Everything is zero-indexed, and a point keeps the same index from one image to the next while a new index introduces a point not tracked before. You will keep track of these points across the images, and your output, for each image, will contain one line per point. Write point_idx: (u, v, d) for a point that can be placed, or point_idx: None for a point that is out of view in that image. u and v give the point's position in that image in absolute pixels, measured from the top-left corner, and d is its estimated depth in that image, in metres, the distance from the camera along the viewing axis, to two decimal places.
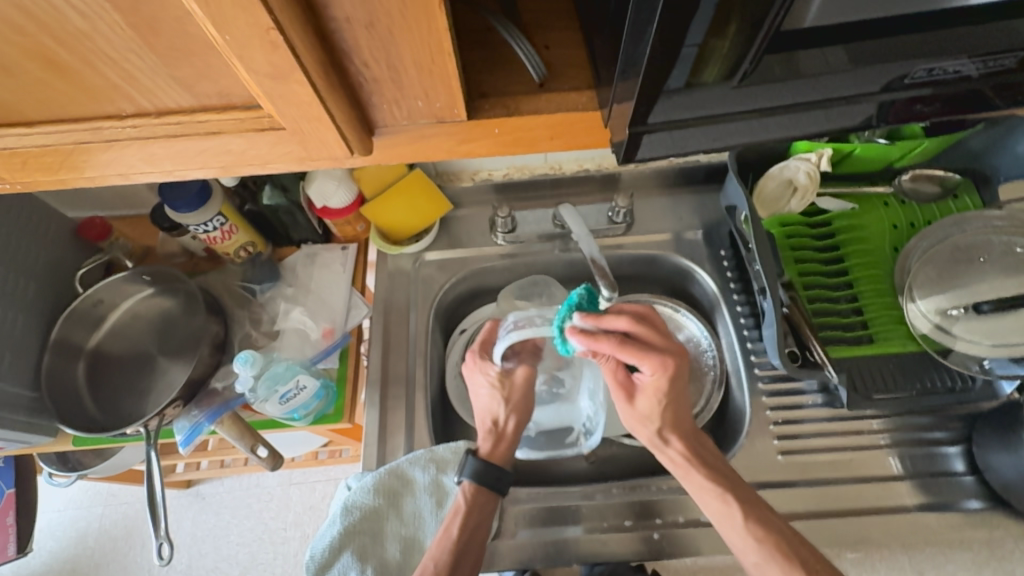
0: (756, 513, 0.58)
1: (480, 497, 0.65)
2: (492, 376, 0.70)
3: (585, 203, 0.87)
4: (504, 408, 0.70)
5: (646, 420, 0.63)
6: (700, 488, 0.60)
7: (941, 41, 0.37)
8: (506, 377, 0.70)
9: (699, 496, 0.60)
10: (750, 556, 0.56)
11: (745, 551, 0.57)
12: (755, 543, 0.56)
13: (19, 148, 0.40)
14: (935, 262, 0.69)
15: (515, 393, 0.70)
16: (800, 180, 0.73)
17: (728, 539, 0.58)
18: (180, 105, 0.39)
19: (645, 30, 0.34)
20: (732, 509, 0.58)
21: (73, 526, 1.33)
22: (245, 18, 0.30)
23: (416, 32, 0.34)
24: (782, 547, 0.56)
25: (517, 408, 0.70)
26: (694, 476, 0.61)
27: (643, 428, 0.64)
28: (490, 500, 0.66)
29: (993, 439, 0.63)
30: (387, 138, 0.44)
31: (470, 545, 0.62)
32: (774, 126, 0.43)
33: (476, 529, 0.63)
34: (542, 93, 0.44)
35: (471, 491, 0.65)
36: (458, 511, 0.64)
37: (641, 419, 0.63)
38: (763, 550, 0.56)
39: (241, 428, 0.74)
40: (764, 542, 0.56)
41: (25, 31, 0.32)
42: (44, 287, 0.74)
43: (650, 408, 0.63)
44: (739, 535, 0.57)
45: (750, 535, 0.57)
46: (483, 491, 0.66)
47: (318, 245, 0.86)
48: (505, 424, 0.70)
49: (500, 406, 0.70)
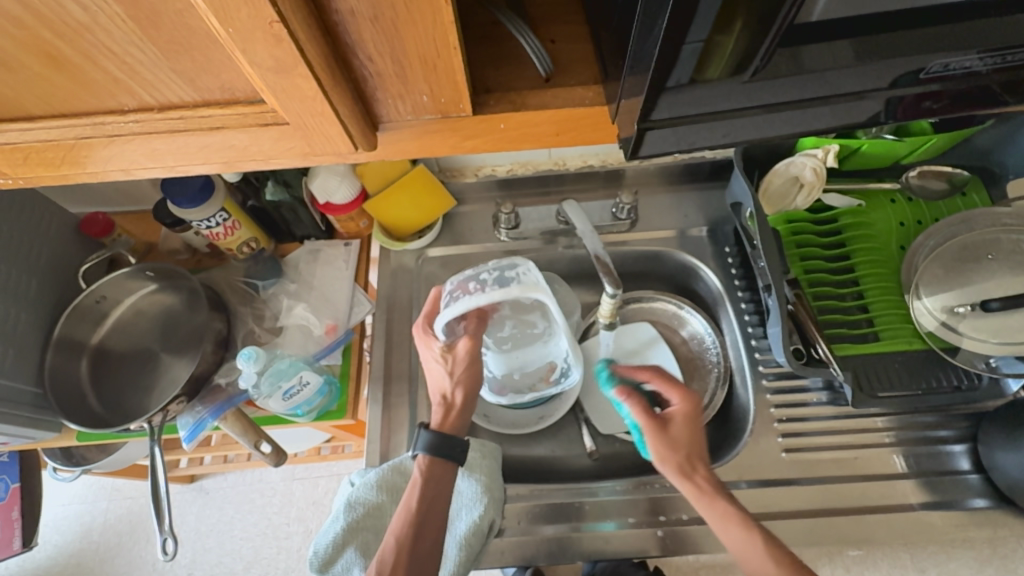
0: (773, 537, 0.56)
1: (436, 469, 0.64)
2: (436, 351, 0.68)
3: (589, 199, 0.87)
4: (449, 379, 0.67)
5: (675, 448, 0.61)
6: (723, 516, 0.57)
7: (953, 35, 0.36)
8: (450, 349, 0.68)
9: (722, 525, 0.57)
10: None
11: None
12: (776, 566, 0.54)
13: (21, 143, 0.40)
14: (942, 259, 0.68)
15: (457, 362, 0.68)
16: (807, 176, 0.72)
17: (749, 566, 0.55)
18: (183, 100, 0.38)
19: (654, 24, 0.34)
20: (756, 540, 0.55)
21: (78, 520, 1.34)
22: (248, 11, 0.30)
23: (421, 26, 0.33)
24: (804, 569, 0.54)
25: (461, 377, 0.67)
26: (720, 505, 0.58)
27: (674, 455, 0.60)
28: (447, 469, 0.64)
29: (999, 438, 0.63)
30: (391, 133, 0.44)
31: (430, 517, 0.61)
32: (781, 122, 0.43)
33: (436, 500, 0.62)
34: (548, 88, 0.44)
35: (425, 464, 0.63)
36: (415, 488, 0.62)
37: (672, 444, 0.61)
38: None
39: (245, 424, 0.73)
40: (784, 565, 0.54)
41: (25, 24, 0.31)
42: (47, 282, 0.74)
43: (681, 433, 0.62)
44: (762, 561, 0.54)
45: (773, 563, 0.54)
46: (438, 462, 0.64)
47: (321, 241, 0.85)
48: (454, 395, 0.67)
49: (444, 379, 0.68)
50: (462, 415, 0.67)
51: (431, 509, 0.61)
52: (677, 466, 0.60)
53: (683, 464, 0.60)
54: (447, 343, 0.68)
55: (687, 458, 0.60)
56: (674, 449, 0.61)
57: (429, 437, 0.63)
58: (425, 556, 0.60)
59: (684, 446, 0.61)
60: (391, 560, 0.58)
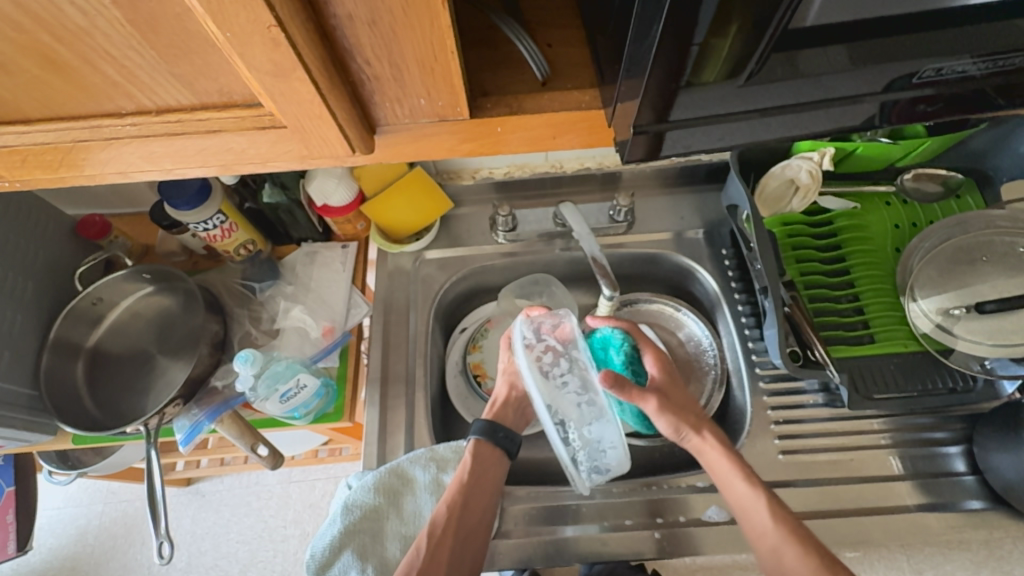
0: (778, 502, 0.58)
1: (486, 451, 0.67)
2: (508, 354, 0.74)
3: (585, 202, 0.87)
4: (503, 377, 0.73)
5: (675, 414, 0.65)
6: (729, 469, 0.61)
7: (945, 41, 0.37)
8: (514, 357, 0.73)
9: (726, 478, 0.61)
10: (770, 543, 0.56)
11: (763, 532, 0.57)
12: (774, 524, 0.57)
13: (17, 145, 0.40)
14: (937, 261, 0.68)
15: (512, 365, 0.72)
16: (802, 179, 0.72)
17: (748, 523, 0.59)
18: (180, 103, 0.38)
19: (651, 29, 0.34)
20: (757, 494, 0.59)
21: (73, 524, 1.33)
22: (246, 15, 0.30)
23: (419, 31, 0.34)
24: (798, 530, 0.56)
25: (514, 377, 0.72)
26: (721, 460, 0.62)
27: (676, 420, 0.65)
28: (498, 455, 0.67)
29: (994, 439, 0.63)
30: (389, 136, 0.44)
31: (479, 492, 0.63)
32: (777, 126, 0.43)
33: (483, 480, 0.65)
34: (544, 92, 0.44)
35: (476, 446, 0.67)
36: (465, 466, 0.65)
37: (681, 406, 0.66)
38: (782, 535, 0.56)
39: (241, 428, 0.73)
40: (780, 527, 0.56)
41: (22, 28, 0.31)
42: (43, 284, 0.74)
43: (686, 399, 0.68)
44: (759, 515, 0.58)
45: (771, 521, 0.57)
46: (488, 446, 0.67)
47: (318, 244, 0.86)
48: (501, 390, 0.72)
49: (501, 377, 0.73)
50: (507, 411, 0.71)
51: (480, 485, 0.64)
52: (681, 428, 0.65)
53: (686, 428, 0.65)
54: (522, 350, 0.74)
55: (689, 422, 0.65)
56: (673, 413, 0.64)
57: (483, 423, 0.67)
58: (471, 529, 0.62)
59: (683, 413, 0.65)
60: (441, 524, 0.62)
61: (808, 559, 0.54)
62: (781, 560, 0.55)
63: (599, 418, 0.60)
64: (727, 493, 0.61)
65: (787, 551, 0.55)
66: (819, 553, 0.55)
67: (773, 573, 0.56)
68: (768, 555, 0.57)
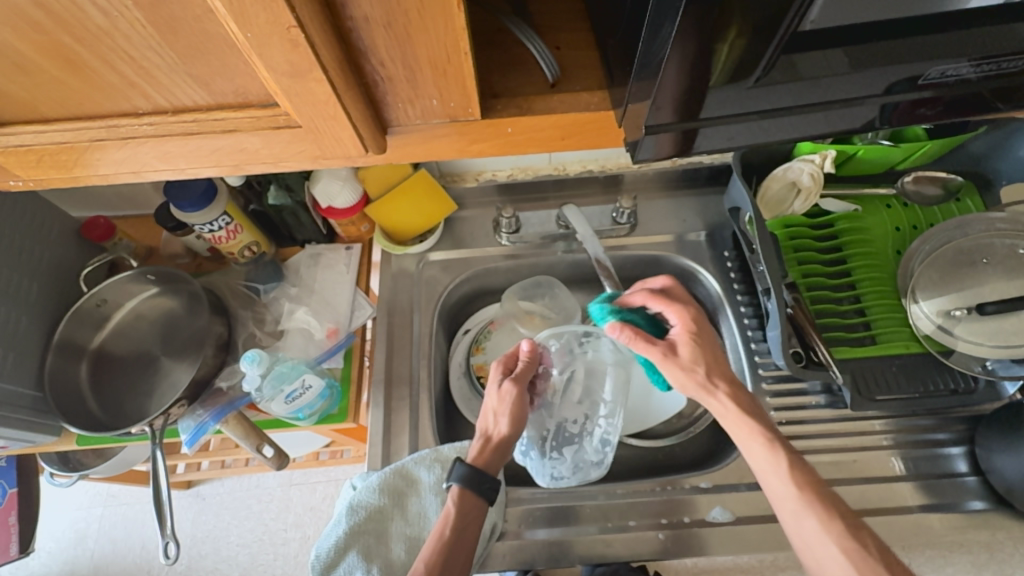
0: (802, 467, 0.55)
1: (470, 502, 0.63)
2: (495, 390, 0.70)
3: (587, 204, 0.88)
4: (498, 417, 0.68)
5: (705, 354, 0.62)
6: (749, 430, 0.58)
7: (948, 45, 0.37)
8: (504, 390, 0.69)
9: (746, 440, 0.58)
10: (790, 509, 0.54)
11: (784, 497, 0.55)
12: (796, 489, 0.54)
13: (34, 145, 0.40)
14: (938, 264, 0.69)
15: (507, 407, 0.68)
16: (804, 181, 0.73)
17: (768, 488, 0.56)
18: (196, 103, 0.39)
19: (660, 31, 0.35)
20: (779, 457, 0.56)
21: (73, 526, 1.33)
22: (265, 16, 0.30)
23: (433, 32, 0.34)
24: (823, 498, 0.54)
25: (506, 417, 0.67)
26: (738, 417, 0.59)
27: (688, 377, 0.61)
28: (482, 507, 0.64)
29: (996, 440, 0.63)
30: (400, 137, 0.44)
31: (461, 549, 0.60)
32: (783, 128, 0.44)
33: (465, 537, 0.61)
34: (553, 93, 0.44)
35: (459, 497, 0.63)
36: (447, 520, 0.62)
37: (686, 369, 0.62)
38: (805, 501, 0.53)
39: (246, 428, 0.73)
40: (803, 491, 0.54)
41: (43, 28, 0.32)
42: (48, 285, 0.74)
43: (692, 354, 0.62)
44: (781, 479, 0.55)
45: (794, 487, 0.54)
46: (471, 497, 0.63)
47: (322, 245, 0.86)
48: (493, 429, 0.68)
49: (493, 414, 0.69)
50: (495, 456, 0.67)
51: (463, 541, 0.61)
52: (705, 375, 0.61)
53: (712, 375, 0.61)
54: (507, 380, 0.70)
55: (717, 368, 0.61)
56: (691, 370, 0.61)
57: (464, 471, 0.63)
58: None
59: (715, 352, 0.63)
60: None
61: (830, 529, 0.52)
62: (801, 525, 0.53)
63: (550, 433, 0.76)
64: (746, 452, 0.58)
65: (807, 520, 0.53)
66: (844, 524, 0.52)
67: (794, 539, 0.54)
68: (789, 519, 0.54)
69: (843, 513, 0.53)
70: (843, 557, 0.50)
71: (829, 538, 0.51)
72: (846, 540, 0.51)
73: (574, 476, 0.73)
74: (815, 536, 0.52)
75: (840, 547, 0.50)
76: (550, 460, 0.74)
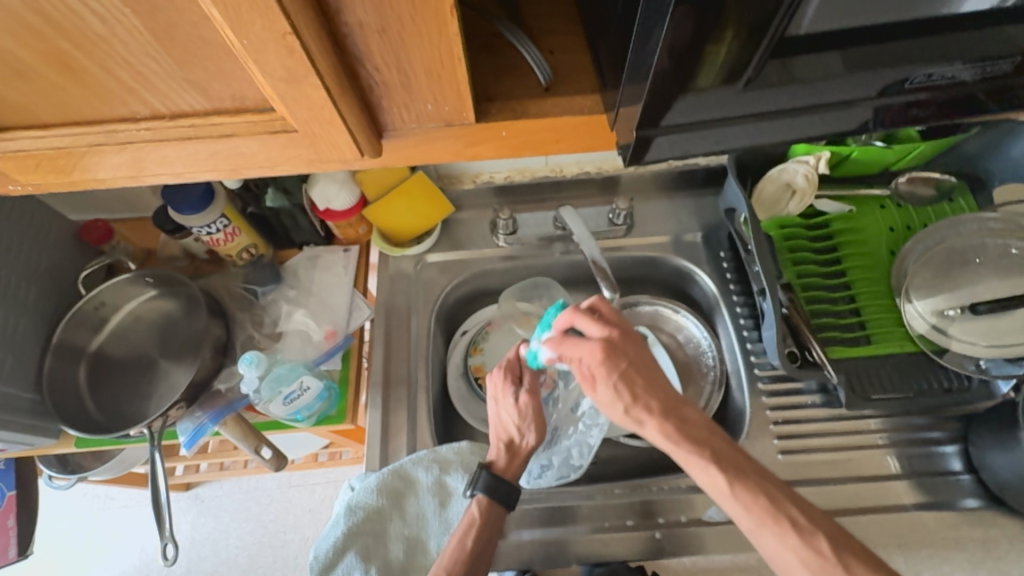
0: (746, 484, 0.51)
1: (494, 513, 0.64)
2: (512, 402, 0.69)
3: (584, 205, 0.88)
4: (521, 428, 0.69)
5: (619, 390, 0.56)
6: (684, 453, 0.54)
7: (937, 48, 0.38)
8: (523, 402, 0.69)
9: (686, 465, 0.54)
10: (747, 529, 0.50)
11: (737, 519, 0.51)
12: (744, 510, 0.50)
13: (33, 150, 0.41)
14: (932, 263, 0.70)
15: (531, 418, 0.69)
16: (798, 182, 0.74)
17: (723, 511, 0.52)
18: (194, 108, 0.39)
19: (650, 37, 0.35)
20: (716, 479, 0.52)
21: (72, 529, 1.33)
22: (262, 24, 0.30)
23: (427, 37, 0.35)
24: (773, 510, 0.49)
25: (531, 430, 0.68)
26: (668, 444, 0.54)
27: (614, 412, 0.57)
28: (502, 515, 0.65)
29: (989, 438, 0.64)
30: (396, 140, 0.45)
31: (481, 560, 0.61)
32: (776, 131, 0.44)
33: (486, 548, 0.62)
34: (548, 97, 0.45)
35: (484, 506, 0.64)
36: (470, 528, 0.62)
37: (606, 405, 0.57)
38: (755, 520, 0.49)
39: (244, 429, 0.73)
40: (750, 511, 0.50)
41: (43, 35, 0.32)
42: (46, 288, 0.75)
43: (608, 392, 0.57)
44: (726, 499, 0.51)
45: (741, 508, 0.50)
46: (496, 506, 0.64)
47: (320, 247, 0.86)
48: (519, 441, 0.69)
49: (516, 426, 0.69)
50: (521, 467, 0.68)
51: (484, 553, 0.61)
52: (626, 410, 0.56)
53: (634, 408, 0.56)
54: (522, 391, 0.69)
55: (636, 401, 0.56)
56: (612, 406, 0.57)
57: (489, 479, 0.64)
58: None
59: (634, 381, 0.57)
60: None
61: (787, 539, 0.48)
62: (762, 542, 0.49)
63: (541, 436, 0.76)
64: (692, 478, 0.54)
65: (763, 535, 0.49)
66: (799, 531, 0.48)
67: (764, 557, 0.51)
68: (751, 539, 0.51)
69: (805, 521, 0.49)
70: (803, 569, 0.47)
71: (790, 553, 0.47)
72: (804, 549, 0.47)
73: (553, 477, 0.73)
74: (777, 553, 0.48)
75: (802, 560, 0.47)
76: (536, 461, 0.74)
